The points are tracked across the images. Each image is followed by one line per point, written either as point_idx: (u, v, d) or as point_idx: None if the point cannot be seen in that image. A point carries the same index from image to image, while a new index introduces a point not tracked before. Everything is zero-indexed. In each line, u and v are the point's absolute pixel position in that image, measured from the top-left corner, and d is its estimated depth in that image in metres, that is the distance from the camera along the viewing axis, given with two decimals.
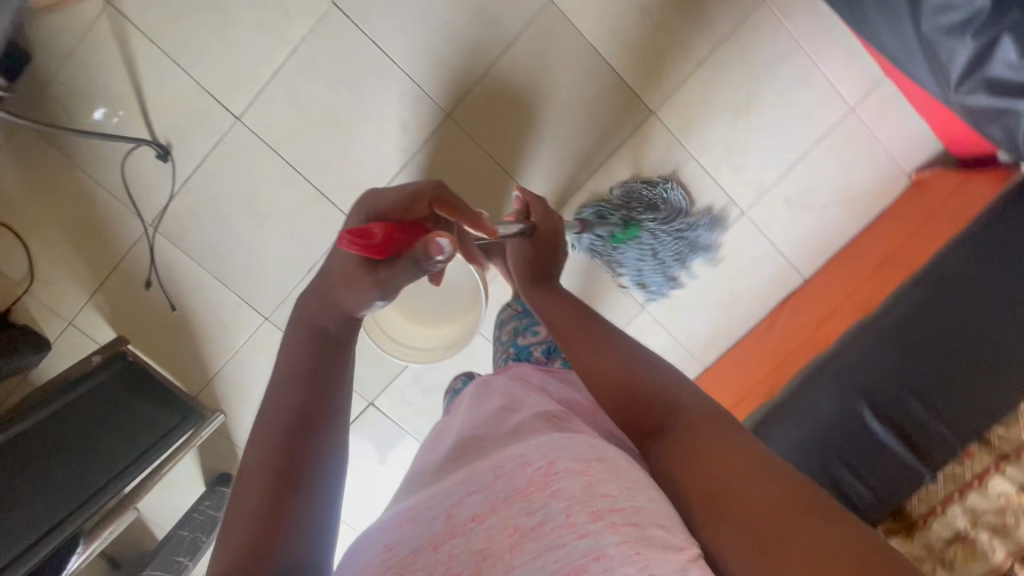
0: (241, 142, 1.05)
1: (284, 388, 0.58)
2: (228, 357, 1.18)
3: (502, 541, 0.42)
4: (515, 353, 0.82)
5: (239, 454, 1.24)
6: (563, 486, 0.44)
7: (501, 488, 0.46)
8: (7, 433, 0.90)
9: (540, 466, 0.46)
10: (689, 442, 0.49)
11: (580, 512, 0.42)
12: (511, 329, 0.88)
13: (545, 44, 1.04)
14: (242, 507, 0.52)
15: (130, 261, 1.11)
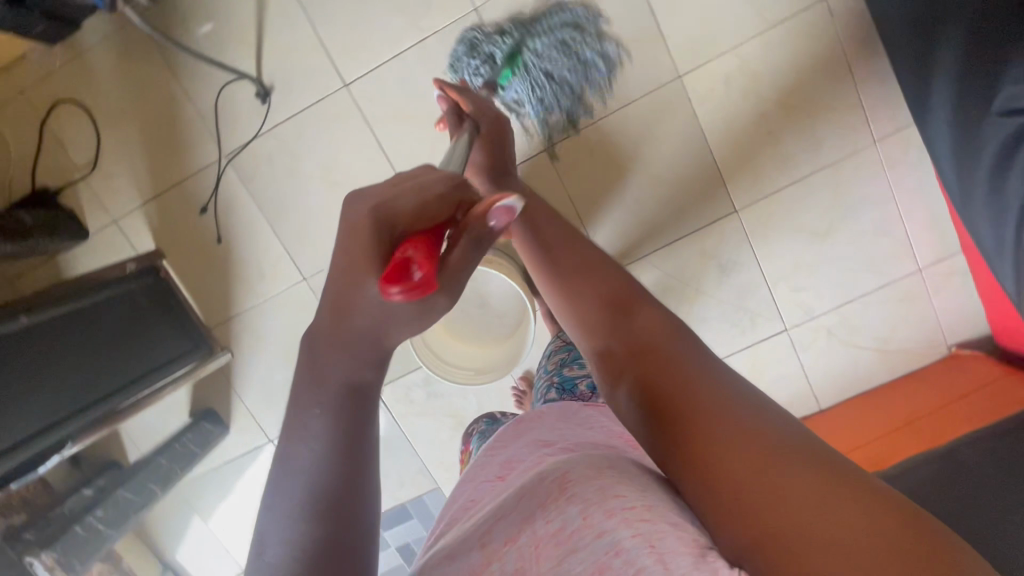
0: (339, 106, 1.05)
1: (322, 377, 0.44)
2: (252, 303, 1.16)
3: (531, 556, 0.40)
4: (559, 382, 0.77)
5: (230, 397, 1.23)
6: (578, 491, 0.41)
7: (525, 505, 0.43)
8: (35, 317, 0.87)
9: (555, 477, 0.43)
10: (662, 392, 0.42)
11: (596, 513, 0.39)
12: (558, 360, 0.84)
13: (657, 113, 1.05)
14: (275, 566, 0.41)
15: (192, 182, 1.09)
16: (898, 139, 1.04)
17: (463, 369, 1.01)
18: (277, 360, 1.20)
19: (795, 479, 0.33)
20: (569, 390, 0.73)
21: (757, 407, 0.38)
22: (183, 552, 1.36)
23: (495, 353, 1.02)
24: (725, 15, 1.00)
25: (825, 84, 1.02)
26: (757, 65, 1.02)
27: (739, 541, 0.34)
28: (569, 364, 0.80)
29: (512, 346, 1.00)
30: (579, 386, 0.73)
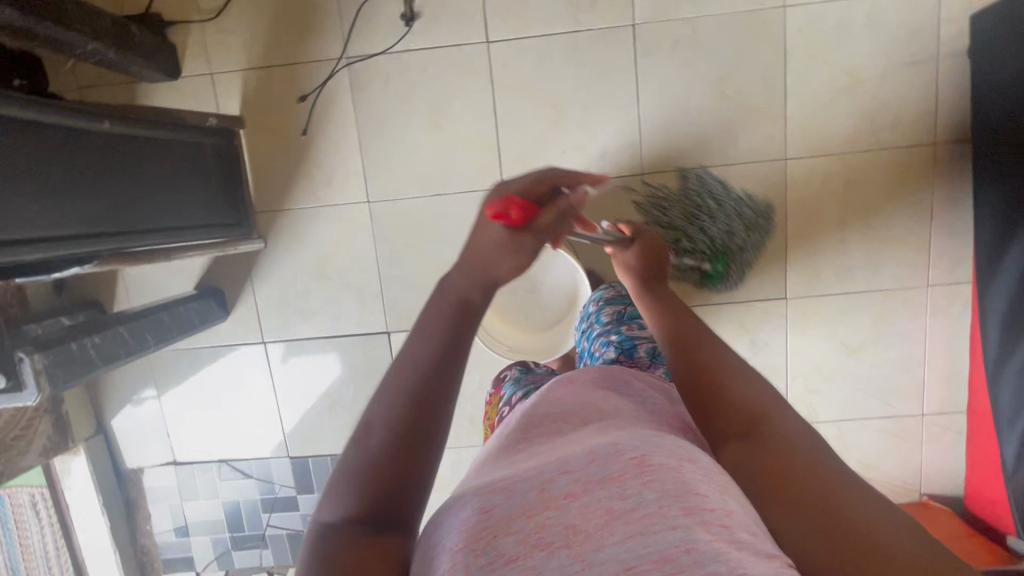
0: (473, 58, 1.07)
1: (441, 302, 0.53)
2: (307, 205, 1.14)
3: (594, 522, 0.39)
4: (617, 337, 0.81)
5: (244, 286, 1.19)
6: (657, 477, 0.40)
7: (594, 470, 0.42)
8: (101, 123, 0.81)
9: (633, 456, 0.43)
10: (774, 459, 0.45)
11: (672, 506, 0.38)
12: (614, 314, 0.88)
13: (753, 184, 1.10)
14: (355, 468, 0.46)
15: (304, 67, 1.08)
16: (948, 293, 1.12)
17: (520, 347, 1.03)
18: (305, 268, 1.17)
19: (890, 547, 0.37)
20: (627, 352, 0.77)
21: (848, 480, 0.43)
22: (121, 421, 1.28)
23: (543, 335, 1.04)
24: (846, 125, 1.07)
25: (905, 219, 1.10)
26: (855, 180, 1.09)
27: (816, 574, 0.37)
28: (627, 325, 0.84)
29: (560, 330, 1.03)
30: (639, 349, 0.77)
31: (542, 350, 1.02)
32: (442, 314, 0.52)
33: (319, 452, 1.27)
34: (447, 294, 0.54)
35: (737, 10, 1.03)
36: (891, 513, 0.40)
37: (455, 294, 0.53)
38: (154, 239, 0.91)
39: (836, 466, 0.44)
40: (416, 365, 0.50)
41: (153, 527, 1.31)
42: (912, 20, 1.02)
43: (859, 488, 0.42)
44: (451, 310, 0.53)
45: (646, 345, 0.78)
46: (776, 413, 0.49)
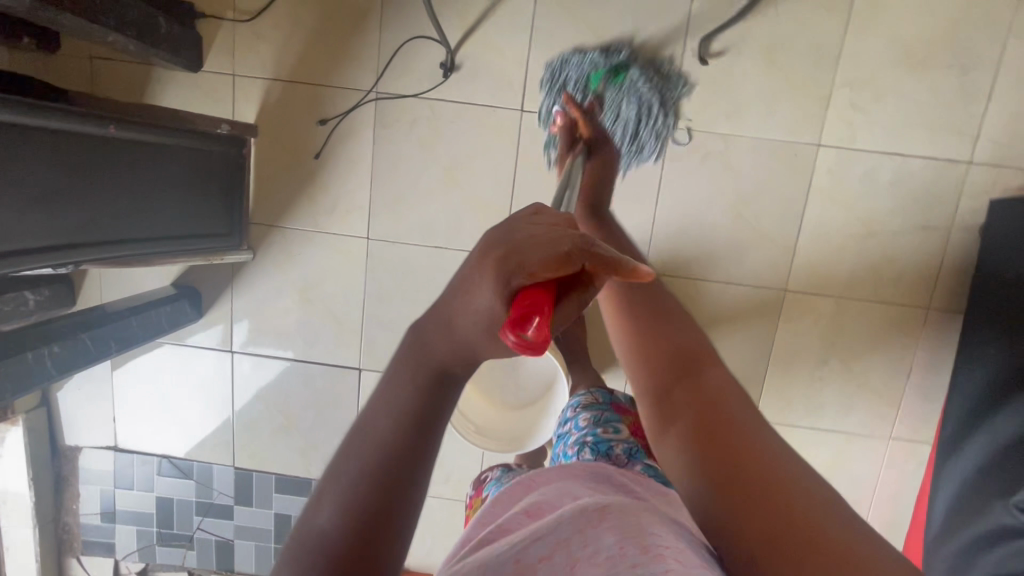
0: (503, 123, 1.04)
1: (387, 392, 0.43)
2: (305, 227, 1.11)
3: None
4: (591, 443, 0.73)
5: (224, 291, 1.16)
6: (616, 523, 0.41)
7: (561, 528, 0.40)
8: (107, 129, 0.77)
9: (592, 512, 0.41)
10: (715, 437, 0.46)
11: (631, 545, 0.40)
12: (589, 416, 0.79)
13: (750, 306, 1.11)
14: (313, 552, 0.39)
15: (331, 91, 1.05)
16: (908, 449, 1.15)
17: (494, 430, 1.01)
18: (290, 287, 1.14)
19: (818, 530, 0.39)
20: (603, 453, 0.70)
21: (792, 466, 0.44)
22: (67, 397, 1.23)
23: (515, 419, 1.03)
24: (850, 270, 1.08)
25: (884, 371, 1.12)
26: (845, 323, 1.11)
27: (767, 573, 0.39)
28: (602, 425, 0.77)
29: (532, 415, 1.02)
30: (615, 450, 0.71)
31: (509, 441, 1.00)
32: (395, 419, 0.42)
33: (264, 469, 1.25)
34: (396, 397, 0.42)
35: (773, 138, 1.03)
36: (828, 502, 0.42)
37: (406, 393, 0.42)
38: (135, 246, 0.87)
39: (791, 460, 0.45)
40: (351, 482, 0.41)
41: (80, 506, 1.28)
42: (935, 187, 1.04)
43: (796, 469, 0.44)
44: (403, 410, 0.42)
45: (623, 445, 0.71)
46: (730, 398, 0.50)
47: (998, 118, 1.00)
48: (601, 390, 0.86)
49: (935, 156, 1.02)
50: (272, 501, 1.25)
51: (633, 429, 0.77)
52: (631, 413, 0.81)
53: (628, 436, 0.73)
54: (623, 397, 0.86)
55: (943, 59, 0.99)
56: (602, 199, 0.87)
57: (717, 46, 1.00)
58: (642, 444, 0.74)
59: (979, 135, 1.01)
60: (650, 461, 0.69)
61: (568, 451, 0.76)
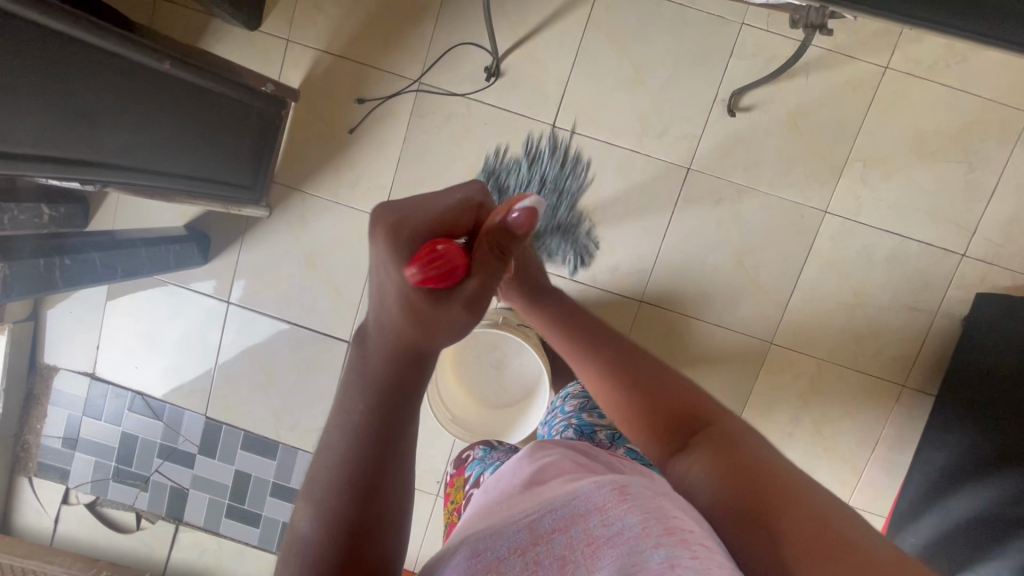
0: (533, 134, 1.09)
1: (317, 473, 0.42)
2: (326, 196, 1.14)
3: (581, 552, 0.39)
4: (575, 425, 0.76)
5: (234, 242, 1.18)
6: (638, 500, 0.41)
7: (578, 502, 0.41)
8: (156, 63, 0.80)
9: (614, 487, 0.42)
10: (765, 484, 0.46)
11: (654, 526, 0.39)
12: (575, 403, 0.83)
13: (736, 353, 1.14)
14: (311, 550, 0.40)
15: (377, 74, 1.09)
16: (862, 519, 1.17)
17: (473, 423, 1.04)
18: (299, 251, 1.17)
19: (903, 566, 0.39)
20: (588, 435, 0.72)
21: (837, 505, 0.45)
22: (56, 316, 1.24)
23: (493, 417, 1.06)
24: (835, 335, 1.12)
25: (851, 439, 1.15)
26: (823, 387, 1.14)
27: None
28: (588, 411, 0.80)
29: (513, 415, 1.05)
30: (599, 435, 0.73)
31: (482, 435, 1.03)
32: (361, 431, 0.41)
33: (234, 423, 1.25)
34: (339, 442, 0.42)
35: (783, 197, 1.08)
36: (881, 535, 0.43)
37: (351, 434, 0.42)
38: (159, 179, 0.89)
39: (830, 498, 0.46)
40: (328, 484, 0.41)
41: (44, 427, 1.27)
42: (928, 272, 1.08)
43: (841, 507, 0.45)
44: (353, 441, 0.41)
45: (607, 431, 0.74)
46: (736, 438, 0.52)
47: (996, 219, 1.06)
48: None
49: (932, 242, 1.07)
50: (236, 457, 1.26)
51: None
52: None
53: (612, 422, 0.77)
54: None
55: (953, 153, 1.04)
56: (540, 274, 0.77)
57: (746, 101, 1.05)
58: None
59: (976, 231, 1.06)
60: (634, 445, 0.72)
61: (552, 432, 0.78)
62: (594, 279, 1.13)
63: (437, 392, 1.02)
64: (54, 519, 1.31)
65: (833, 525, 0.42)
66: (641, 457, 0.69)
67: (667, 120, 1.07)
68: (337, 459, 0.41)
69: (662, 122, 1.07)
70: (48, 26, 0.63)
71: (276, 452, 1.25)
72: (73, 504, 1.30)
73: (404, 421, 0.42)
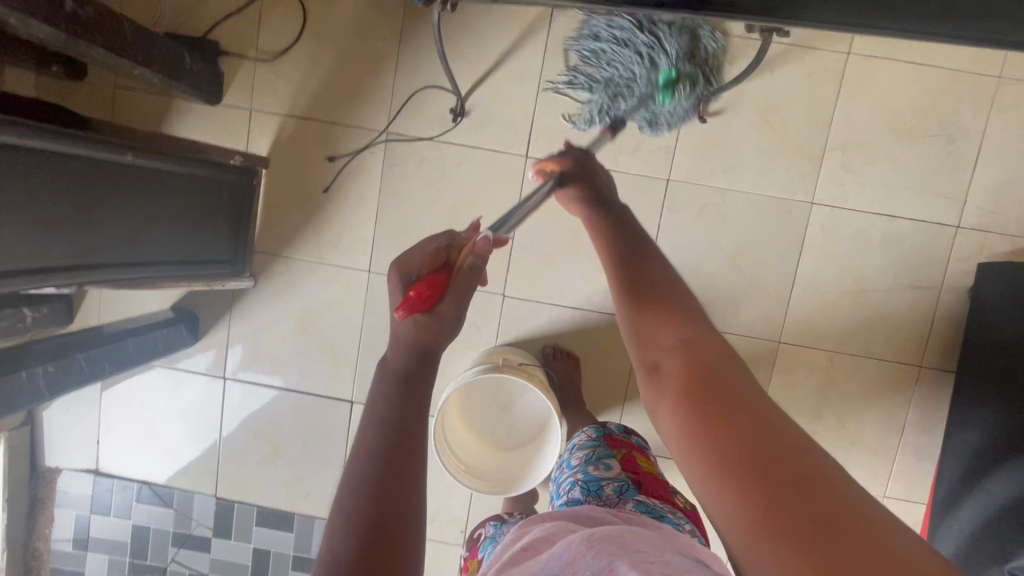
0: (508, 168, 1.08)
1: (338, 513, 0.45)
2: (309, 258, 1.13)
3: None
4: (583, 482, 0.79)
5: (222, 316, 1.16)
6: (602, 548, 0.46)
7: (553, 563, 0.46)
8: (119, 157, 0.79)
9: (581, 541, 0.47)
10: (721, 411, 0.42)
11: (618, 566, 0.44)
12: (581, 456, 0.85)
13: (746, 357, 1.11)
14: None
15: (344, 130, 1.09)
16: (901, 508, 1.13)
17: (490, 470, 1.00)
18: (289, 316, 1.15)
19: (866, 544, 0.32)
20: (595, 493, 0.75)
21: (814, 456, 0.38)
22: (51, 416, 1.21)
23: (509, 460, 1.02)
24: (843, 325, 1.10)
25: (876, 428, 1.12)
26: (839, 379, 1.11)
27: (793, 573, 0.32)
28: (593, 462, 0.83)
29: (530, 455, 1.01)
30: (606, 489, 0.75)
31: (499, 483, 0.98)
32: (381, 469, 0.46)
33: (246, 499, 1.22)
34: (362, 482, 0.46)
35: (768, 195, 1.07)
36: (857, 499, 0.35)
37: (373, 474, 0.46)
38: (139, 269, 0.88)
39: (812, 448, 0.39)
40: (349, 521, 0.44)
41: (52, 532, 1.24)
42: (925, 249, 1.06)
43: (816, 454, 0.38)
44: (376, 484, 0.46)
45: (613, 485, 0.76)
46: (730, 368, 0.47)
47: (985, 187, 1.04)
48: (594, 426, 0.92)
49: (924, 219, 1.06)
50: (253, 534, 1.22)
51: (626, 463, 0.83)
52: (624, 446, 0.87)
53: (619, 472, 0.79)
54: (617, 427, 0.92)
55: (930, 128, 1.03)
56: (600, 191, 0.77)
57: (715, 105, 1.05)
58: (636, 478, 0.79)
59: (967, 201, 1.05)
60: (642, 496, 0.74)
61: (562, 491, 0.81)
62: (590, 303, 1.11)
63: (446, 443, 1.00)
64: None
65: (779, 448, 0.38)
66: (650, 509, 0.71)
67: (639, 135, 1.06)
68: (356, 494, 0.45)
69: (635, 137, 1.06)
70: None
71: (293, 523, 1.21)
72: None
73: (412, 464, 0.47)
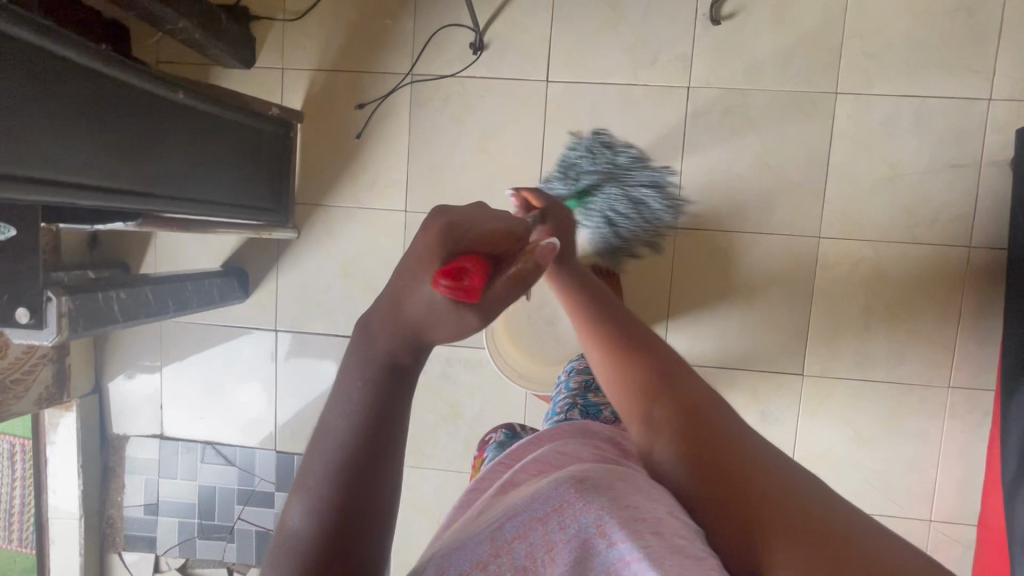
0: (531, 94, 1.12)
1: (311, 468, 0.39)
2: (348, 205, 1.18)
3: (542, 558, 0.37)
4: (582, 405, 0.75)
5: (270, 271, 1.21)
6: (594, 498, 0.38)
7: (537, 506, 0.38)
8: (177, 95, 0.85)
9: (571, 482, 0.39)
10: (714, 459, 0.44)
11: (610, 524, 0.37)
12: (580, 380, 0.82)
13: (787, 255, 1.10)
14: (290, 570, 0.38)
15: (371, 78, 1.14)
16: (966, 398, 1.10)
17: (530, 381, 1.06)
18: (333, 264, 1.20)
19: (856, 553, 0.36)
20: (596, 415, 0.72)
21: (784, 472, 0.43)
22: (117, 384, 1.27)
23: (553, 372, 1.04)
24: (881, 213, 1.08)
25: (930, 316, 1.09)
26: (885, 269, 1.09)
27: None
28: (592, 389, 0.79)
29: None
30: (606, 413, 0.73)
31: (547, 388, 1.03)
32: (348, 441, 0.39)
33: (306, 451, 1.24)
34: (321, 455, 0.39)
35: (790, 89, 1.07)
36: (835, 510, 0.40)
37: (340, 449, 0.39)
38: (199, 207, 0.94)
39: (777, 462, 0.44)
40: (316, 488, 0.39)
41: (124, 497, 1.28)
42: (958, 125, 1.05)
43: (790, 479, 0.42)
44: (342, 459, 0.39)
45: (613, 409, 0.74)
46: (707, 398, 0.49)
47: (1013, 55, 1.03)
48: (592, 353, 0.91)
49: (953, 95, 1.05)
50: None
51: None
52: None
53: None
54: None
55: (948, 3, 1.03)
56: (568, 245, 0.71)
57: (727, 8, 1.07)
58: None
59: (996, 72, 1.03)
60: None
61: (556, 411, 0.77)
62: None
63: (496, 352, 1.06)
64: None
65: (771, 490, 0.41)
66: None
67: (655, 46, 1.09)
68: (323, 468, 0.39)
69: (651, 50, 1.09)
70: (78, 62, 0.69)
71: None
72: (164, 571, 1.29)
73: (393, 436, 0.40)
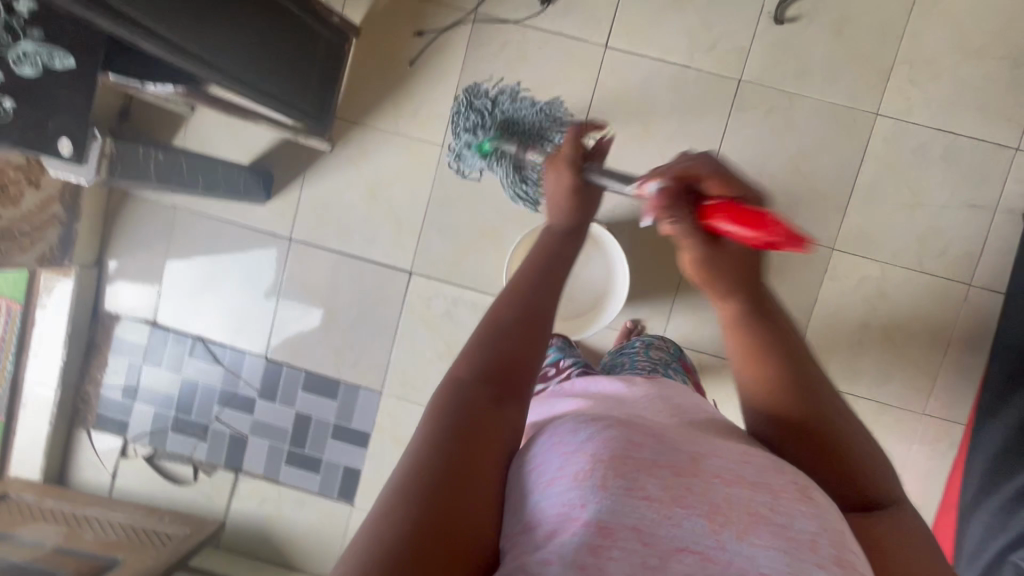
0: (588, 56, 1.13)
1: (499, 305, 0.50)
2: (387, 129, 1.18)
3: (740, 517, 0.36)
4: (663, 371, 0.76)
5: (296, 179, 1.21)
6: (817, 504, 0.38)
7: (768, 480, 0.39)
8: None
9: (799, 482, 0.40)
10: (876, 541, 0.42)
11: (824, 547, 0.36)
12: (659, 354, 0.83)
13: (798, 260, 1.14)
14: (470, 370, 0.45)
15: (435, 9, 1.15)
16: (938, 427, 1.15)
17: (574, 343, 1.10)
18: (360, 184, 1.20)
19: None
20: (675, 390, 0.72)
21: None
22: (119, 263, 1.26)
23: (548, 314, 1.08)
24: (896, 238, 1.12)
25: (920, 343, 1.14)
26: (888, 291, 1.14)
27: None
28: (670, 367, 0.80)
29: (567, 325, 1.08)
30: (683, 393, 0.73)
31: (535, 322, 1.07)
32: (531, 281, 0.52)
33: (296, 364, 1.25)
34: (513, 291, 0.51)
35: (835, 102, 1.11)
36: None
37: (526, 285, 0.52)
38: (244, 90, 0.93)
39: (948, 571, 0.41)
40: (508, 309, 0.49)
41: (105, 377, 1.27)
42: (983, 167, 1.10)
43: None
44: (525, 291, 0.51)
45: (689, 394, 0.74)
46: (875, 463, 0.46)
47: None
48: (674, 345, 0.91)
49: (984, 138, 1.09)
50: (297, 399, 1.24)
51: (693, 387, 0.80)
52: (693, 377, 0.85)
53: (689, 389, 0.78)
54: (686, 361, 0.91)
55: (997, 50, 1.08)
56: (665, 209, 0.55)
57: (791, 12, 1.10)
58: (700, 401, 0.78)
59: None
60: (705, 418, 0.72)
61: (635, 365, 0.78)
62: None
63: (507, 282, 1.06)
64: (112, 474, 1.29)
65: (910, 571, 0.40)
66: None
67: (716, 34, 1.11)
68: (510, 299, 0.50)
69: (712, 37, 1.12)
70: None
71: (338, 392, 1.23)
72: (130, 458, 1.28)
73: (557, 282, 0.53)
